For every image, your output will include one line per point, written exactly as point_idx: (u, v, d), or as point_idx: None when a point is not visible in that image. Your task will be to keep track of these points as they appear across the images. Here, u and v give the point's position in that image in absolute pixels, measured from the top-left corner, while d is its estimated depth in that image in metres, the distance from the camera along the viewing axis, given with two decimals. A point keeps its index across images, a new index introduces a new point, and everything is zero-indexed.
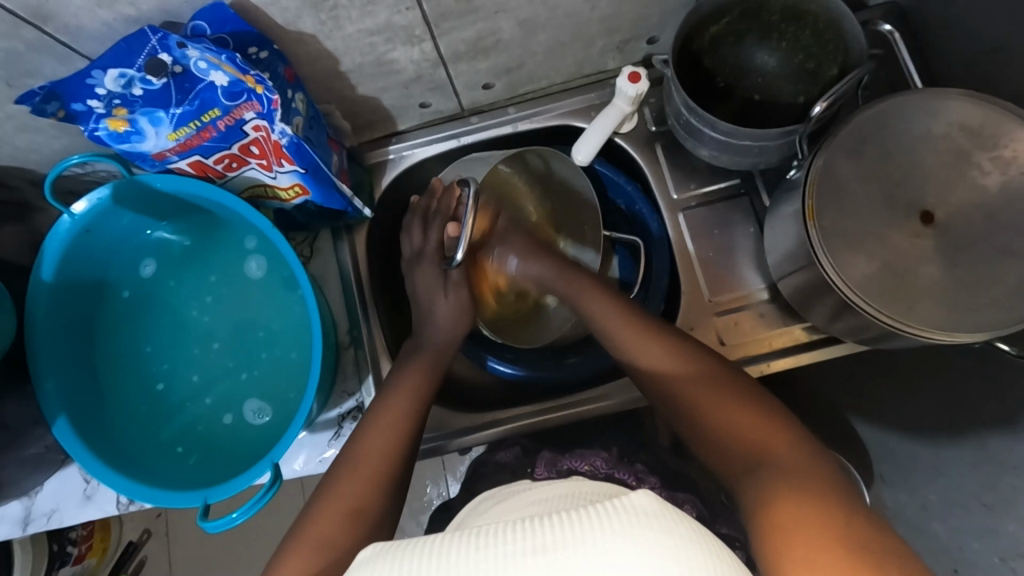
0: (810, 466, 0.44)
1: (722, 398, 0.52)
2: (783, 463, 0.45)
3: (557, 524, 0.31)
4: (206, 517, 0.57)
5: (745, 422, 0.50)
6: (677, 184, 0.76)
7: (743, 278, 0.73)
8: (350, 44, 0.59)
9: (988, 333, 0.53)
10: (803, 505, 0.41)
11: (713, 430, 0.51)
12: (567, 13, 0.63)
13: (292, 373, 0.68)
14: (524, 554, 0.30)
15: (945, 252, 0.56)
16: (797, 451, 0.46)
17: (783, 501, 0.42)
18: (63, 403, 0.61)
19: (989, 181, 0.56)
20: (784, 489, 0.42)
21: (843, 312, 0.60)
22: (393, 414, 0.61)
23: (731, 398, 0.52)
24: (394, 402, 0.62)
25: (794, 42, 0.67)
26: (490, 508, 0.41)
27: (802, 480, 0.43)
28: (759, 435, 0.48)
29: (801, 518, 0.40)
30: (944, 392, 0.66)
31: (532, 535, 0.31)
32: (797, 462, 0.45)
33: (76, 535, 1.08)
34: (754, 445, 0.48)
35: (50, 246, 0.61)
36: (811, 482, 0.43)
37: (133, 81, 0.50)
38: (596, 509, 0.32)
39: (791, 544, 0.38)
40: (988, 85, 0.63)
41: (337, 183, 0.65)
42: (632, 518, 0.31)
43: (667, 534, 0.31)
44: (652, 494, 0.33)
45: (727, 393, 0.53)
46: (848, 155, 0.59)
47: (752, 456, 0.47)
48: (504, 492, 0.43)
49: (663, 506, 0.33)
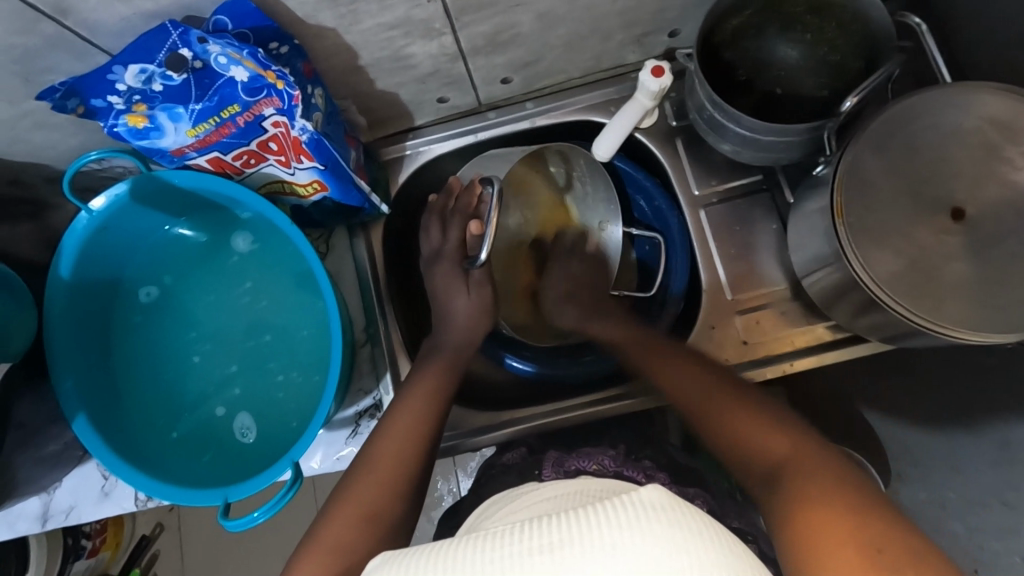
0: (828, 466, 0.44)
1: (743, 408, 0.52)
2: (798, 464, 0.45)
3: (569, 523, 0.30)
4: (226, 516, 0.56)
5: (751, 427, 0.50)
6: (697, 179, 0.75)
7: (764, 275, 0.72)
8: (368, 38, 0.59)
9: (1019, 332, 0.52)
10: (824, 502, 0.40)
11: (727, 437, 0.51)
12: (588, 7, 0.62)
13: (300, 380, 0.67)
14: (529, 554, 0.30)
15: (976, 250, 0.55)
16: (817, 453, 0.45)
17: (801, 506, 0.41)
18: (82, 401, 0.61)
19: (1021, 177, 0.55)
20: (799, 495, 0.42)
21: (869, 310, 0.59)
22: (410, 413, 0.60)
23: (743, 410, 0.52)
24: (411, 402, 0.61)
25: (819, 34, 0.66)
26: (498, 510, 0.40)
27: (820, 478, 0.42)
28: (771, 443, 0.48)
29: (826, 517, 0.39)
30: (972, 392, 0.65)
31: (538, 535, 0.30)
32: (813, 462, 0.44)
33: (91, 529, 1.08)
34: (769, 453, 0.47)
35: (67, 243, 0.61)
36: (835, 477, 0.42)
37: (154, 77, 0.50)
38: (606, 506, 0.31)
39: (818, 548, 0.37)
40: (1020, 78, 0.61)
41: (356, 180, 0.64)
42: (644, 513, 0.30)
43: (674, 528, 0.30)
44: (659, 488, 0.32)
45: (742, 405, 0.53)
46: (876, 152, 0.58)
47: (752, 454, 0.48)
48: (506, 497, 0.42)
49: (673, 501, 0.32)
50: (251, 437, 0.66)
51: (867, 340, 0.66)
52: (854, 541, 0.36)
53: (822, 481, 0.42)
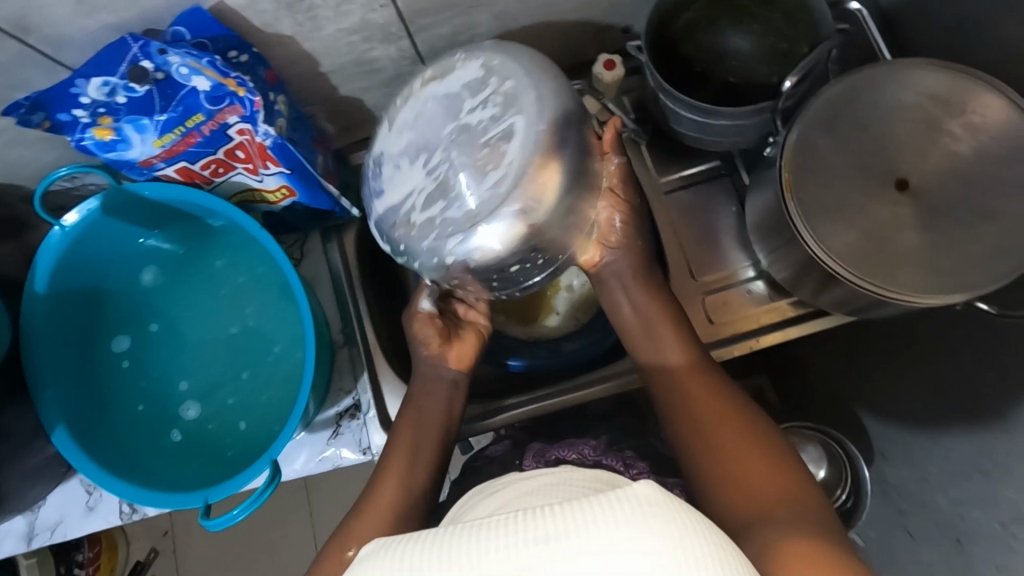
0: (812, 514, 0.44)
1: (741, 441, 0.51)
2: (786, 509, 0.45)
3: (571, 513, 0.31)
4: (207, 516, 0.57)
5: (749, 461, 0.49)
6: (659, 167, 0.77)
7: (729, 257, 0.74)
8: (329, 45, 0.61)
9: (968, 293, 0.54)
10: (805, 540, 0.40)
11: (715, 470, 0.50)
12: (541, 5, 0.65)
13: (274, 390, 0.68)
14: (529, 543, 0.30)
15: (924, 219, 0.57)
16: (800, 500, 0.46)
17: (786, 537, 0.41)
18: (63, 413, 0.62)
19: (961, 147, 0.57)
20: (783, 534, 0.41)
21: (829, 283, 0.60)
22: (411, 433, 0.59)
23: (742, 442, 0.51)
24: (428, 411, 0.61)
25: (765, 24, 0.68)
26: (479, 502, 0.41)
27: (799, 515, 0.44)
28: (763, 482, 0.48)
29: (803, 553, 0.39)
30: (940, 359, 0.67)
31: (533, 526, 0.30)
32: (800, 512, 0.44)
33: (84, 558, 1.09)
34: (763, 491, 0.47)
35: (42, 257, 0.62)
36: (812, 528, 0.42)
37: (117, 89, 0.52)
38: (602, 500, 0.31)
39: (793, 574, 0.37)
40: (955, 55, 0.65)
41: (324, 184, 0.66)
42: (637, 508, 0.31)
43: (670, 522, 0.30)
44: (653, 484, 0.32)
45: (747, 434, 0.52)
46: (823, 129, 0.60)
47: (758, 505, 0.46)
48: (492, 485, 0.42)
49: (667, 497, 0.32)
50: (223, 443, 0.67)
51: (830, 313, 0.68)
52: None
53: (808, 526, 0.42)
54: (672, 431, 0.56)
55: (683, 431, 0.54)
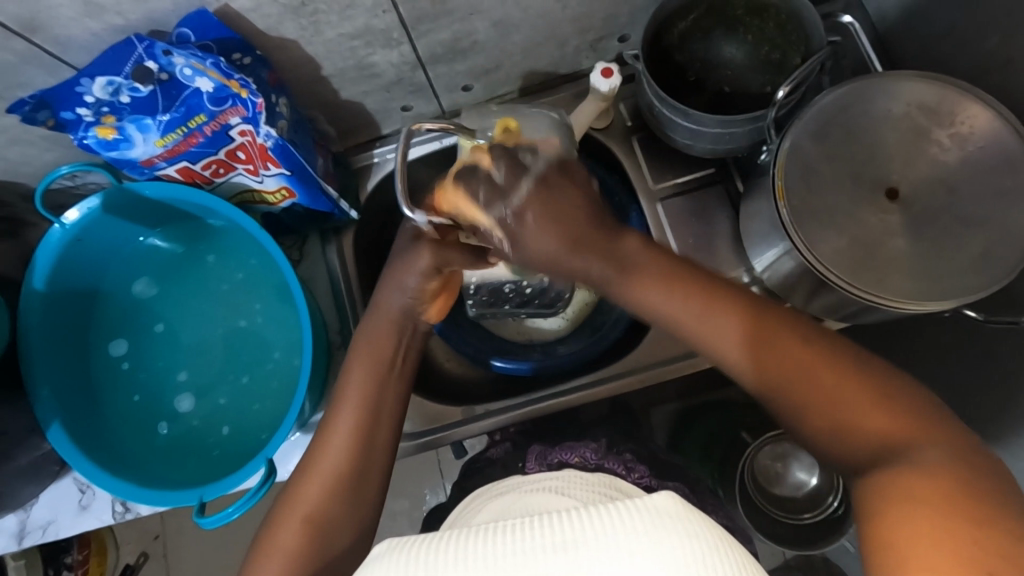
0: (932, 456, 0.38)
1: (834, 384, 0.44)
2: (901, 448, 0.40)
3: (587, 520, 0.30)
4: (201, 514, 0.57)
5: (847, 400, 0.43)
6: (654, 175, 0.78)
7: (723, 263, 0.75)
8: (331, 49, 0.62)
9: (954, 301, 0.54)
10: (919, 496, 0.37)
11: (809, 416, 0.44)
12: (539, 14, 0.66)
13: (271, 391, 0.68)
14: (544, 550, 0.30)
15: (912, 227, 0.59)
16: (913, 433, 0.40)
17: (894, 497, 0.37)
18: (57, 410, 0.62)
19: (948, 157, 0.59)
20: (893, 489, 0.38)
21: (820, 289, 0.61)
22: (354, 389, 0.56)
23: (837, 381, 0.43)
24: (355, 367, 0.58)
25: (759, 34, 0.70)
26: (481, 507, 0.40)
27: (914, 462, 0.38)
28: (869, 419, 0.42)
29: (920, 518, 0.36)
30: (931, 365, 0.68)
31: (550, 533, 0.30)
32: (917, 452, 0.39)
33: (72, 560, 1.07)
34: (870, 434, 0.41)
35: (41, 255, 0.62)
36: (935, 476, 0.37)
37: (121, 88, 0.52)
38: (621, 510, 0.31)
39: (904, 550, 0.35)
40: (943, 68, 0.66)
41: (324, 186, 0.67)
42: (658, 521, 0.30)
43: (690, 538, 0.30)
44: (673, 495, 0.32)
45: (836, 371, 0.44)
46: (815, 138, 0.61)
47: (865, 448, 0.41)
48: (498, 487, 0.42)
49: (689, 511, 0.32)
50: (218, 442, 0.67)
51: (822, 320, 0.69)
52: (959, 545, 0.34)
53: (928, 470, 0.38)
54: (752, 381, 0.48)
55: (765, 382, 0.47)
